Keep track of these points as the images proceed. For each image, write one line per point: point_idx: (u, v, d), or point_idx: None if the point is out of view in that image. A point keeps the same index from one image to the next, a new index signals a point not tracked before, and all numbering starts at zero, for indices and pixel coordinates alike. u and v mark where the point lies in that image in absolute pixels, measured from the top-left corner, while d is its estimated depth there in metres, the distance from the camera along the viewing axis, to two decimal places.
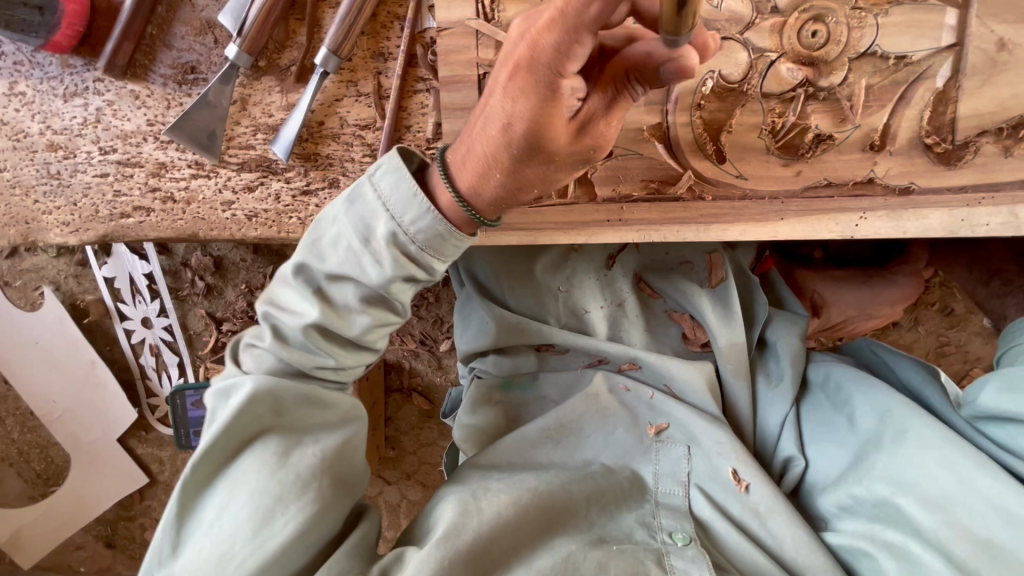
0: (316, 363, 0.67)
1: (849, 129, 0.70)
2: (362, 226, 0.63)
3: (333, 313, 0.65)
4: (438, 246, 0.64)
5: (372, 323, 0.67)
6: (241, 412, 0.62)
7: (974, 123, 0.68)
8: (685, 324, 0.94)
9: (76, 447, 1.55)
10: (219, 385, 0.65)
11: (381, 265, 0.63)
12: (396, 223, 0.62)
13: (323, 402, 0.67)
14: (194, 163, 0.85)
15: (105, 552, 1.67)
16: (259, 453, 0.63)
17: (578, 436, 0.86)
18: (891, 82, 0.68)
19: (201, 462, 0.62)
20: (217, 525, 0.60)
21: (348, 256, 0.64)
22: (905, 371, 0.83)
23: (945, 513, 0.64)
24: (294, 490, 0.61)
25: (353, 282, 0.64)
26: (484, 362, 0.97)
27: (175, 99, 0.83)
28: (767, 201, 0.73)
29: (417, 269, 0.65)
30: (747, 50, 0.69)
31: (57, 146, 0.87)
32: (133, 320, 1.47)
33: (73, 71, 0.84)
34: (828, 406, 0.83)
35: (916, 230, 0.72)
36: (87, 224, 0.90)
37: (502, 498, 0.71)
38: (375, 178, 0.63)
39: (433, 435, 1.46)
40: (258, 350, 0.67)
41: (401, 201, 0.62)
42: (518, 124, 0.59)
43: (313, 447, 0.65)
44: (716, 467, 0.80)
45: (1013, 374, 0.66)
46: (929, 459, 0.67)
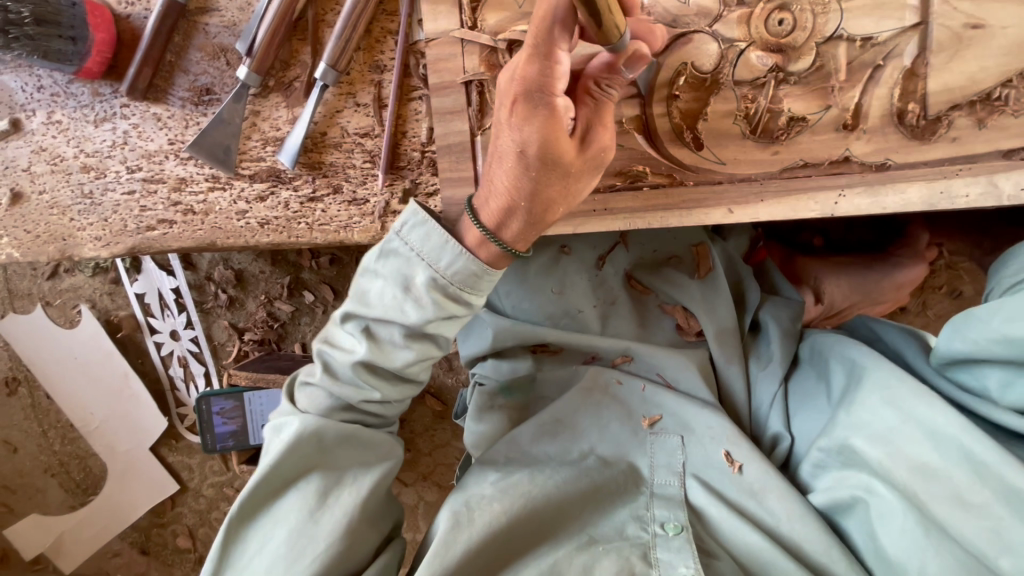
0: (364, 396, 0.70)
1: (821, 111, 0.72)
2: (401, 275, 0.67)
3: (378, 350, 0.68)
4: (474, 284, 0.67)
5: (414, 359, 0.69)
6: (289, 454, 0.65)
7: (946, 98, 0.70)
8: (678, 315, 0.96)
9: (113, 456, 1.64)
10: (275, 420, 0.70)
11: (420, 306, 0.66)
12: (432, 269, 0.66)
13: (366, 442, 0.70)
14: (210, 177, 0.92)
15: (139, 559, 1.73)
16: (301, 493, 0.66)
17: (573, 430, 0.88)
18: (859, 62, 0.71)
19: (248, 498, 0.66)
20: (258, 557, 0.64)
21: (389, 297, 0.67)
22: (890, 336, 0.86)
23: (891, 445, 0.67)
24: (327, 535, 0.64)
25: (396, 323, 0.67)
26: (484, 367, 0.99)
27: (193, 119, 0.91)
28: (747, 184, 0.76)
29: (457, 307, 0.68)
30: (717, 41, 0.72)
31: (89, 167, 0.96)
32: (162, 333, 1.56)
33: (103, 99, 0.93)
34: (812, 377, 0.86)
35: (896, 205, 0.73)
36: (117, 238, 0.97)
37: (495, 506, 0.73)
38: (404, 234, 0.67)
39: (447, 436, 1.50)
40: (312, 389, 0.71)
41: (437, 248, 0.66)
42: (531, 149, 0.61)
43: (351, 488, 0.68)
44: (709, 455, 0.82)
45: (961, 316, 0.70)
46: (873, 399, 0.71)
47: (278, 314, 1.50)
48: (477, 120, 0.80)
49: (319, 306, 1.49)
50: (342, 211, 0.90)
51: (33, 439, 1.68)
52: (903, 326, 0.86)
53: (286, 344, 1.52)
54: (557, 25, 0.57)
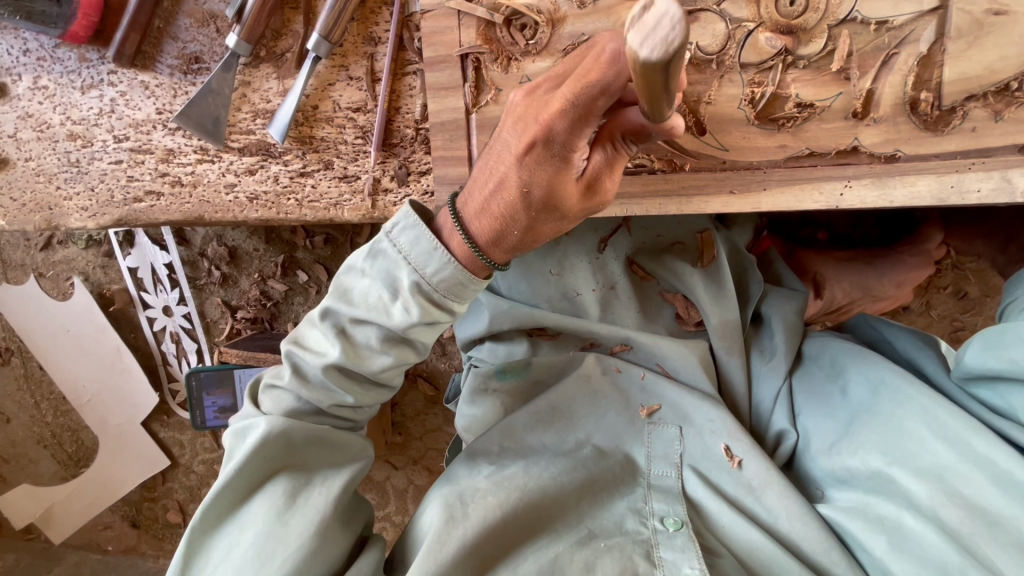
0: (334, 401, 0.68)
1: (831, 97, 0.69)
2: (389, 277, 0.65)
3: (354, 354, 0.66)
4: (459, 292, 0.65)
5: (391, 364, 0.68)
6: (252, 457, 0.63)
7: (962, 88, 0.66)
8: (678, 303, 0.95)
9: (104, 430, 1.64)
10: (237, 425, 0.67)
11: (405, 312, 0.64)
12: (418, 273, 0.63)
13: (336, 444, 0.69)
14: (199, 149, 0.90)
15: (130, 532, 1.74)
16: (270, 495, 0.64)
17: (571, 419, 0.86)
18: (873, 48, 0.67)
19: (213, 504, 0.63)
20: (226, 564, 0.61)
21: (375, 301, 0.65)
22: (902, 343, 0.86)
23: (942, 482, 0.64)
24: (297, 534, 0.62)
25: (374, 325, 0.66)
26: (481, 350, 0.99)
27: (181, 88, 0.88)
28: (749, 172, 0.73)
29: (441, 313, 0.66)
30: (725, 21, 0.69)
31: (76, 135, 0.93)
32: (154, 308, 1.55)
33: (90, 64, 0.90)
34: (822, 377, 0.85)
35: (905, 198, 0.70)
36: (103, 208, 0.95)
37: (491, 501, 0.72)
38: (394, 234, 0.65)
39: (439, 421, 1.49)
40: (278, 391, 0.69)
41: (424, 253, 0.63)
42: (536, 191, 0.59)
43: (322, 488, 0.66)
44: (708, 447, 0.81)
45: (995, 332, 0.67)
46: (923, 431, 0.67)
47: (271, 293, 1.48)
48: (473, 97, 0.77)
49: (313, 287, 1.46)
50: (332, 187, 0.87)
51: (26, 410, 1.68)
52: (916, 335, 0.86)
53: (279, 323, 1.50)
54: (602, 94, 0.51)
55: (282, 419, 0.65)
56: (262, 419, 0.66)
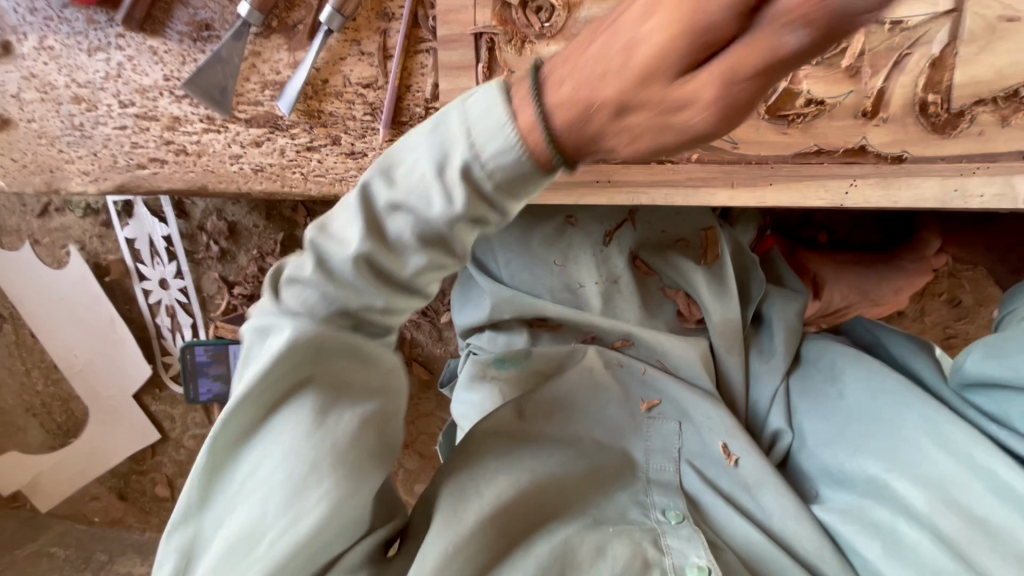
0: (363, 302, 0.58)
1: (842, 95, 0.70)
2: (439, 152, 0.51)
3: (387, 247, 0.56)
4: (517, 186, 0.50)
5: (426, 266, 0.56)
6: (277, 366, 0.56)
7: (971, 92, 0.67)
8: (680, 300, 0.96)
9: (96, 400, 1.64)
10: (256, 322, 0.59)
11: (446, 199, 0.51)
12: (472, 150, 0.48)
13: (367, 358, 0.61)
14: (205, 118, 0.89)
15: (117, 504, 1.74)
16: (296, 411, 0.58)
17: (570, 412, 0.86)
18: (887, 47, 0.68)
19: (234, 413, 0.57)
20: (250, 485, 0.57)
21: (420, 184, 0.52)
22: (897, 347, 0.88)
23: (941, 490, 0.66)
24: (325, 459, 0.56)
25: (412, 211, 0.53)
26: (481, 338, 1.01)
27: (190, 55, 0.87)
28: (755, 167, 0.73)
29: (490, 210, 0.52)
30: None
31: (80, 98, 0.92)
32: (151, 281, 1.54)
33: (98, 27, 0.89)
34: (819, 378, 0.86)
35: (909, 199, 0.70)
36: (106, 174, 0.95)
37: (503, 480, 0.70)
38: (462, 101, 0.50)
39: (432, 406, 1.49)
40: (300, 284, 0.57)
41: (484, 126, 0.48)
42: (648, 45, 0.40)
43: (349, 412, 0.59)
44: (706, 443, 0.82)
45: (999, 340, 0.69)
46: (925, 440, 0.70)
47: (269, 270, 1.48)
48: (485, 78, 0.77)
49: None
50: (338, 163, 0.87)
51: (16, 377, 1.67)
52: (913, 340, 0.87)
53: None
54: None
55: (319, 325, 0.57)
56: (291, 319, 0.56)
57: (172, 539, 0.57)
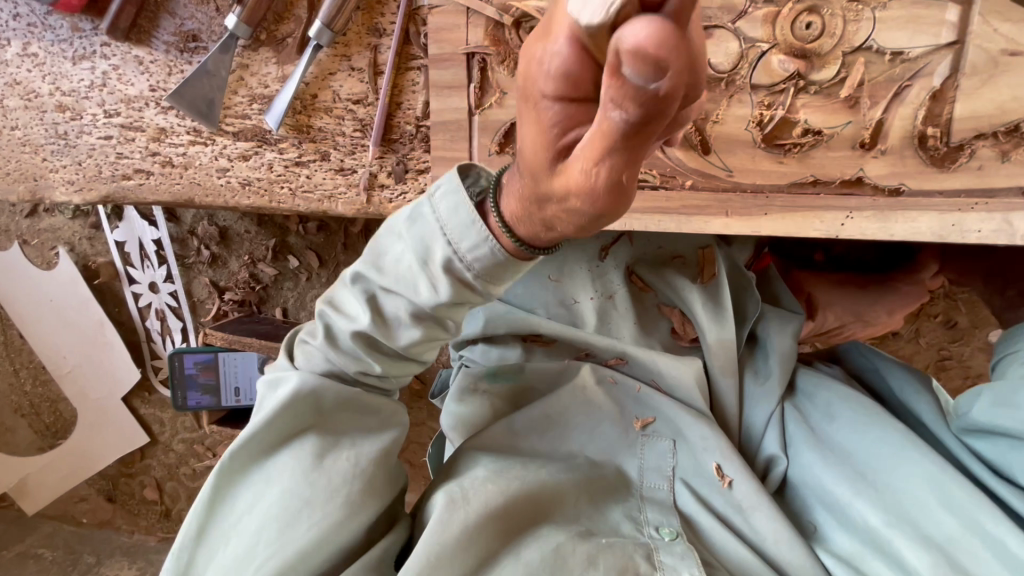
0: (363, 368, 0.63)
1: (840, 125, 0.68)
2: (423, 247, 0.56)
3: (384, 323, 0.60)
4: (497, 275, 0.54)
5: (418, 339, 0.60)
6: (282, 411, 0.60)
7: (971, 126, 0.66)
8: (675, 318, 0.95)
9: (84, 403, 1.63)
10: (270, 376, 0.64)
11: (433, 289, 0.56)
12: (452, 248, 0.53)
13: (369, 408, 0.65)
14: (192, 130, 0.87)
15: (106, 506, 1.74)
16: (297, 451, 0.60)
17: (563, 428, 0.86)
18: (887, 79, 0.66)
19: (240, 451, 0.59)
20: (246, 523, 0.58)
21: (408, 272, 0.57)
22: (897, 381, 0.87)
23: (943, 551, 0.65)
24: (323, 498, 0.58)
25: (404, 297, 0.58)
26: (473, 351, 0.99)
27: (177, 66, 0.85)
28: (751, 195, 0.72)
29: (475, 295, 0.57)
30: (738, 39, 0.68)
31: (65, 107, 0.90)
32: (141, 284, 1.52)
33: (82, 34, 0.87)
34: (816, 415, 0.84)
35: (905, 233, 0.69)
36: (90, 184, 0.93)
37: (490, 489, 0.69)
38: (435, 200, 0.55)
39: (423, 415, 1.48)
40: (310, 347, 0.64)
41: (462, 225, 0.53)
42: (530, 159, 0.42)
43: (350, 453, 0.61)
44: (700, 462, 0.81)
45: (1009, 390, 0.68)
46: (929, 497, 0.69)
47: (260, 276, 1.46)
48: (476, 99, 0.75)
49: (303, 273, 1.44)
50: (328, 179, 0.85)
51: (4, 378, 1.65)
52: (910, 372, 0.86)
53: (267, 308, 1.49)
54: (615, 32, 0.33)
55: (318, 378, 0.61)
56: (297, 373, 0.61)
57: (171, 564, 0.58)
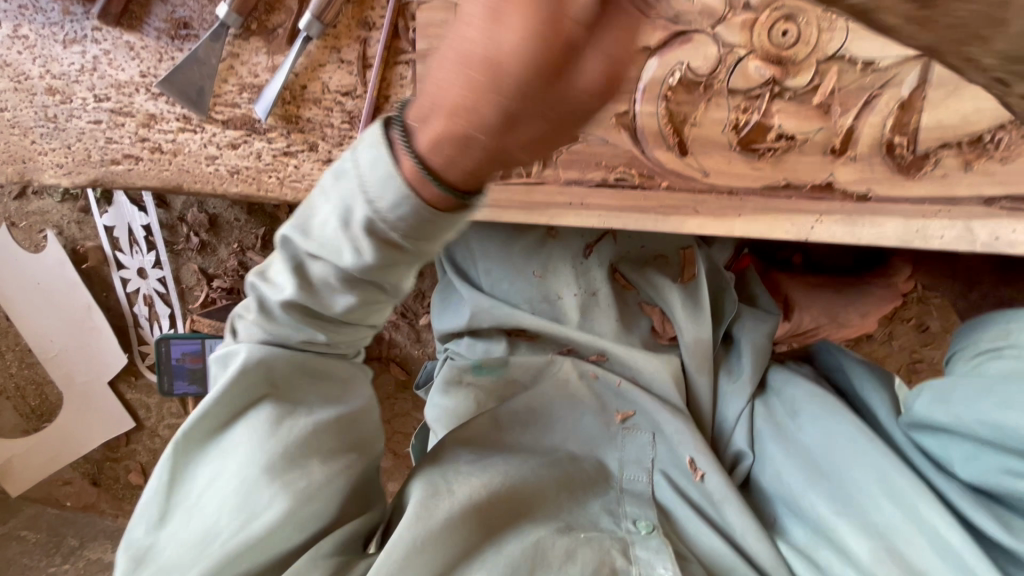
0: (305, 337, 0.63)
1: (812, 131, 0.70)
2: (343, 204, 0.51)
3: (315, 292, 0.58)
4: (424, 232, 0.50)
5: (354, 305, 0.59)
6: (235, 382, 0.61)
7: (936, 135, 0.68)
8: (655, 316, 0.97)
9: (70, 386, 1.63)
10: (219, 353, 0.65)
11: (358, 254, 0.53)
12: (372, 206, 0.49)
13: (323, 376, 0.67)
14: (182, 117, 0.88)
15: (90, 490, 1.75)
16: (252, 421, 0.62)
17: (547, 421, 0.88)
18: (858, 87, 0.69)
19: (196, 425, 0.61)
20: (208, 494, 0.60)
21: (333, 238, 0.54)
22: (860, 380, 0.89)
23: (885, 539, 0.68)
24: (282, 463, 0.60)
25: (332, 262, 0.55)
26: (459, 344, 1.01)
27: (167, 53, 0.86)
28: (725, 197, 0.74)
29: (406, 255, 0.53)
30: (717, 44, 0.70)
31: (55, 90, 0.91)
32: (129, 269, 1.53)
33: (74, 18, 0.87)
34: (779, 411, 0.86)
35: (872, 238, 0.72)
36: (79, 167, 0.94)
37: (474, 481, 0.71)
38: (357, 150, 0.49)
39: (407, 406, 1.50)
40: (248, 322, 0.63)
41: (379, 179, 0.47)
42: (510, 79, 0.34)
43: (306, 420, 0.64)
44: (677, 455, 0.84)
45: (945, 387, 0.72)
46: (875, 490, 0.72)
47: (249, 264, 1.47)
48: None
49: None
50: (315, 170, 0.87)
51: None
52: (872, 370, 0.90)
53: None
54: None
55: (266, 347, 0.62)
56: (246, 345, 0.63)
57: (130, 543, 0.58)
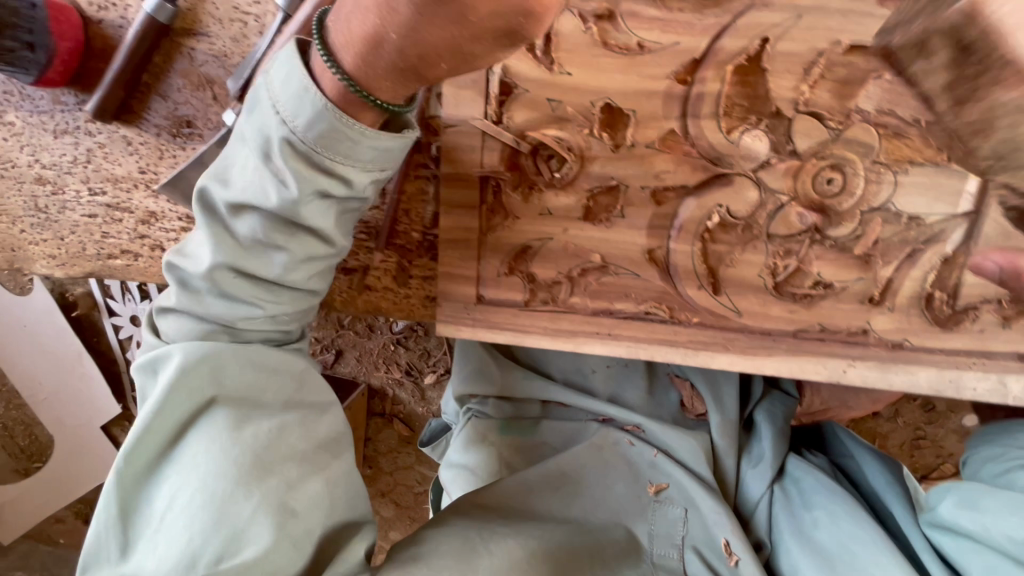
0: (230, 304, 0.62)
1: (851, 280, 0.69)
2: (263, 140, 0.57)
3: (240, 247, 0.61)
4: (348, 150, 0.56)
5: (286, 256, 0.61)
6: (178, 389, 0.60)
7: (978, 292, 0.67)
8: (684, 391, 0.96)
9: (61, 430, 1.59)
10: (145, 361, 0.64)
11: (284, 185, 0.57)
12: (290, 130, 0.55)
13: (266, 367, 0.64)
14: (185, 217, 0.84)
15: (84, 528, 1.73)
16: (207, 428, 0.61)
17: (577, 487, 0.87)
18: (901, 239, 0.67)
19: (143, 443, 0.60)
20: (169, 514, 0.58)
21: (253, 179, 0.58)
22: (870, 471, 0.91)
23: None
24: (245, 467, 0.59)
25: (257, 208, 0.59)
26: (484, 404, 0.99)
27: (169, 151, 0.80)
28: (757, 336, 0.72)
29: (332, 181, 0.58)
30: (760, 189, 0.67)
31: (45, 180, 0.85)
32: (121, 317, 1.46)
33: (64, 108, 0.81)
34: (800, 497, 0.86)
35: (906, 386, 0.70)
36: (74, 260, 0.89)
37: (512, 549, 0.70)
38: (269, 83, 0.56)
39: (411, 459, 1.50)
40: (174, 314, 0.64)
41: (293, 98, 0.54)
42: None
43: (267, 421, 0.63)
44: (711, 533, 0.82)
45: (971, 492, 0.72)
46: None
47: None
48: (487, 220, 0.73)
49: None
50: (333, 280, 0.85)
51: None
52: (886, 463, 0.91)
53: None
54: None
55: (199, 344, 0.62)
56: (177, 347, 0.62)
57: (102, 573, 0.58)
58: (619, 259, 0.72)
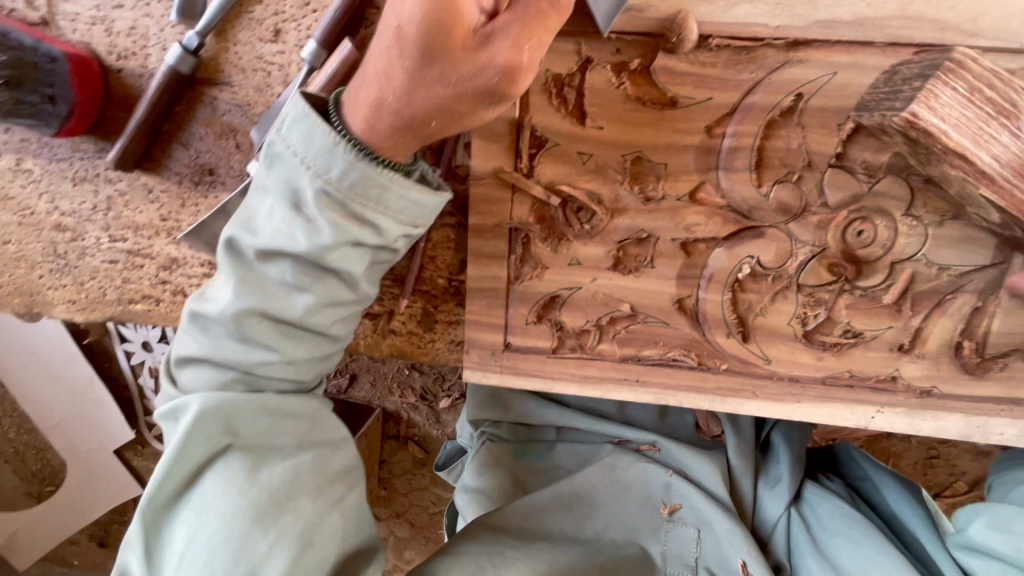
0: (256, 353, 0.60)
1: (881, 329, 0.69)
2: (290, 188, 0.56)
3: (267, 293, 0.59)
4: (377, 197, 0.55)
5: (314, 301, 0.59)
6: (195, 433, 0.59)
7: (1008, 339, 0.67)
8: (698, 412, 0.94)
9: (74, 455, 1.58)
10: (166, 408, 0.63)
11: (316, 231, 0.56)
12: (322, 179, 0.54)
13: (287, 413, 0.63)
14: (207, 263, 0.83)
15: (98, 550, 1.73)
16: (226, 472, 0.60)
17: (591, 505, 0.86)
18: (931, 289, 0.67)
19: (162, 488, 0.59)
20: (187, 558, 0.57)
21: (280, 225, 0.57)
22: (889, 493, 0.87)
23: None
24: (264, 510, 0.59)
25: (288, 254, 0.58)
26: (498, 427, 0.97)
27: (190, 198, 0.80)
28: (786, 383, 0.72)
29: (366, 230, 0.57)
30: (791, 241, 0.67)
31: (64, 227, 0.84)
32: (133, 343, 1.46)
33: (84, 156, 0.80)
34: (819, 520, 0.82)
35: (933, 430, 0.71)
36: (93, 305, 0.88)
37: None
38: (284, 133, 0.55)
39: (426, 481, 1.50)
40: (197, 364, 0.63)
41: (321, 152, 0.54)
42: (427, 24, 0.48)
43: (284, 464, 0.62)
44: (726, 556, 0.80)
45: (1003, 514, 0.71)
46: None
47: None
48: (516, 269, 0.73)
49: None
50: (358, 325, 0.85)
51: None
52: (910, 487, 0.87)
53: None
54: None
55: (219, 396, 0.60)
56: (195, 396, 0.61)
57: None
58: (648, 307, 0.72)
